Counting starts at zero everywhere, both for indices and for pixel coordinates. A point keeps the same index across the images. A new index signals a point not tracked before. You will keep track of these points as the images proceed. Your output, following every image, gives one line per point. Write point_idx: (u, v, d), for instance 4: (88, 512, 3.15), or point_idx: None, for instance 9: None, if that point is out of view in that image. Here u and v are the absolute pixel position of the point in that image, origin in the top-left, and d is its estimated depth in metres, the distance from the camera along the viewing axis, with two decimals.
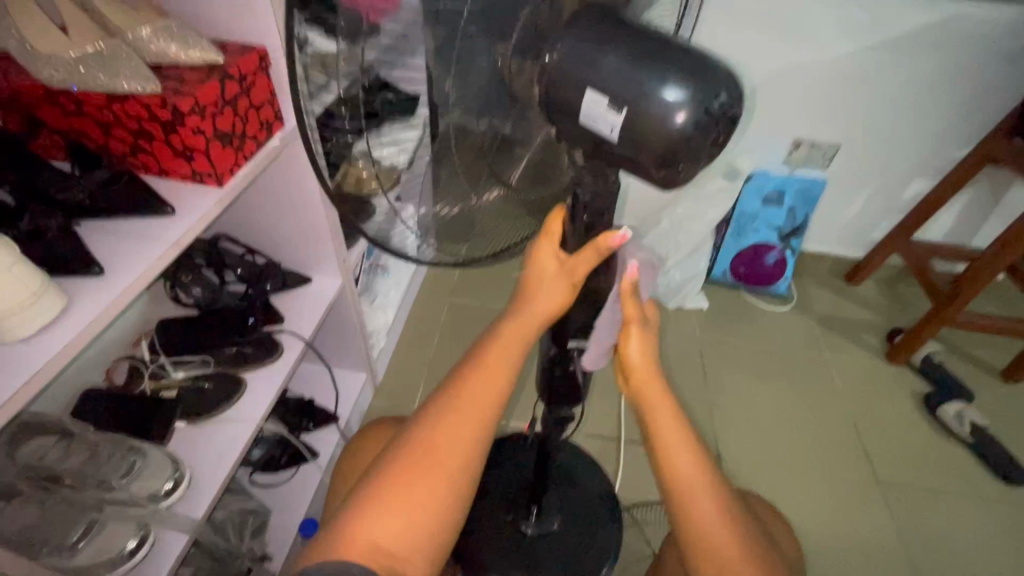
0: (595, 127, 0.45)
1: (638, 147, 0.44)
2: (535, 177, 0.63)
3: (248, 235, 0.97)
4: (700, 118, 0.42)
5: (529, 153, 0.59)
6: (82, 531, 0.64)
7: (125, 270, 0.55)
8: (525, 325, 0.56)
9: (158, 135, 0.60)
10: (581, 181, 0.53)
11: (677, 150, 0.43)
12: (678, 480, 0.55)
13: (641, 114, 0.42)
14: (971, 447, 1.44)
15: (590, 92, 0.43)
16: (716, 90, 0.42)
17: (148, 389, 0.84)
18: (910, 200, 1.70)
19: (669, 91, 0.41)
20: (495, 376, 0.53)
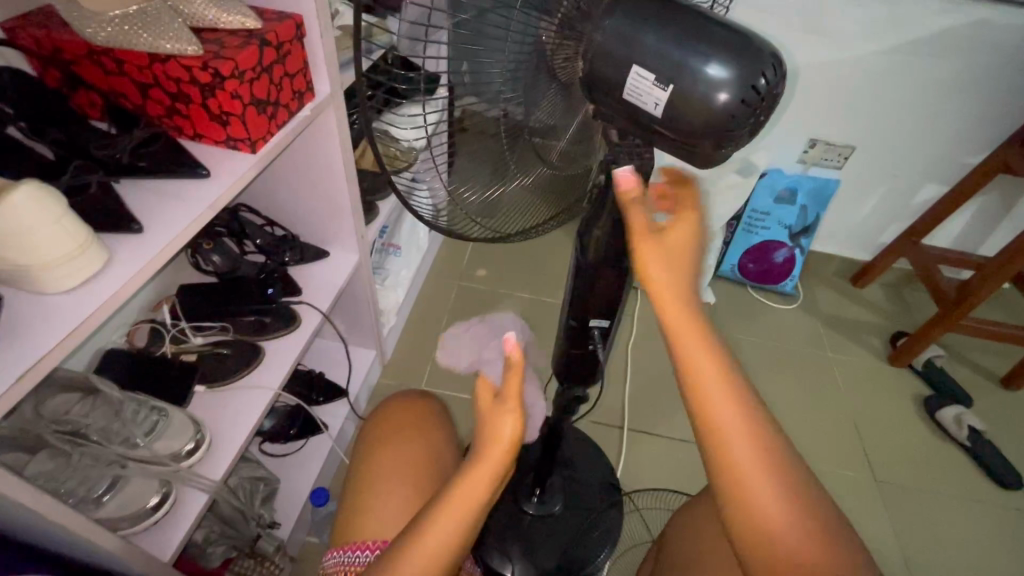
0: (639, 103, 0.45)
1: (679, 126, 0.45)
2: (573, 156, 0.62)
3: (269, 205, 0.97)
4: (744, 97, 0.43)
5: (568, 135, 0.59)
6: (107, 485, 0.65)
7: (162, 228, 0.56)
8: (474, 483, 0.53)
9: (196, 99, 0.61)
10: (618, 159, 0.55)
11: (720, 128, 0.44)
12: (733, 452, 0.48)
13: (687, 92, 0.42)
14: (967, 451, 1.46)
15: (638, 68, 0.43)
16: (759, 70, 0.43)
17: (169, 352, 0.84)
18: (922, 205, 1.70)
19: (714, 69, 0.42)
20: (457, 517, 0.51)
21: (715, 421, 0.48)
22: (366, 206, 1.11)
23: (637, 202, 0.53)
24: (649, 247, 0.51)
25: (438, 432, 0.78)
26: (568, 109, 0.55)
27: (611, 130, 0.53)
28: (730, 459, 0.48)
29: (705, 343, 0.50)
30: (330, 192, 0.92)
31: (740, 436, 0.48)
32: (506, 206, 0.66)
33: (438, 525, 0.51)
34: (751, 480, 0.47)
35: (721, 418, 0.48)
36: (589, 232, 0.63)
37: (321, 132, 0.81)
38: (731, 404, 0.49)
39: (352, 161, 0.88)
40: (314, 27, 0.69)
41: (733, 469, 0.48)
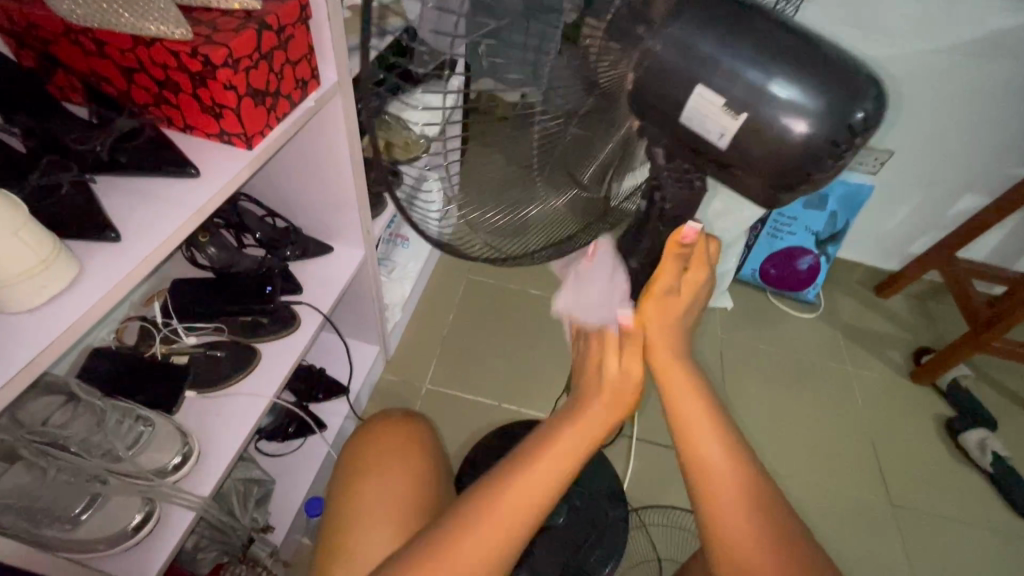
0: (699, 130, 0.40)
1: (748, 159, 0.40)
2: (607, 173, 0.54)
3: (269, 197, 0.91)
4: (834, 135, 0.38)
5: (604, 147, 0.50)
6: (85, 503, 0.61)
7: (142, 236, 0.50)
8: (571, 443, 0.55)
9: (186, 87, 0.55)
10: (662, 185, 0.49)
11: (798, 165, 0.39)
12: (719, 494, 0.53)
13: (764, 122, 0.38)
14: (989, 477, 1.40)
15: (703, 89, 0.38)
16: (854, 105, 0.38)
17: (159, 354, 0.80)
18: (959, 217, 1.61)
19: (798, 98, 0.37)
20: (551, 467, 0.54)
21: (701, 458, 0.54)
22: (373, 198, 1.05)
23: (681, 253, 0.54)
24: (649, 303, 0.58)
25: (430, 458, 0.73)
26: (604, 120, 0.47)
27: (656, 150, 0.46)
28: (717, 499, 0.53)
29: (688, 383, 0.58)
30: (334, 186, 0.85)
31: (726, 472, 0.53)
32: (530, 225, 0.58)
33: (529, 474, 0.54)
34: (741, 520, 0.52)
35: (707, 458, 0.54)
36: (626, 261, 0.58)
37: (326, 122, 0.75)
38: (717, 440, 0.55)
39: (359, 155, 0.81)
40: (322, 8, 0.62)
41: (719, 495, 0.53)
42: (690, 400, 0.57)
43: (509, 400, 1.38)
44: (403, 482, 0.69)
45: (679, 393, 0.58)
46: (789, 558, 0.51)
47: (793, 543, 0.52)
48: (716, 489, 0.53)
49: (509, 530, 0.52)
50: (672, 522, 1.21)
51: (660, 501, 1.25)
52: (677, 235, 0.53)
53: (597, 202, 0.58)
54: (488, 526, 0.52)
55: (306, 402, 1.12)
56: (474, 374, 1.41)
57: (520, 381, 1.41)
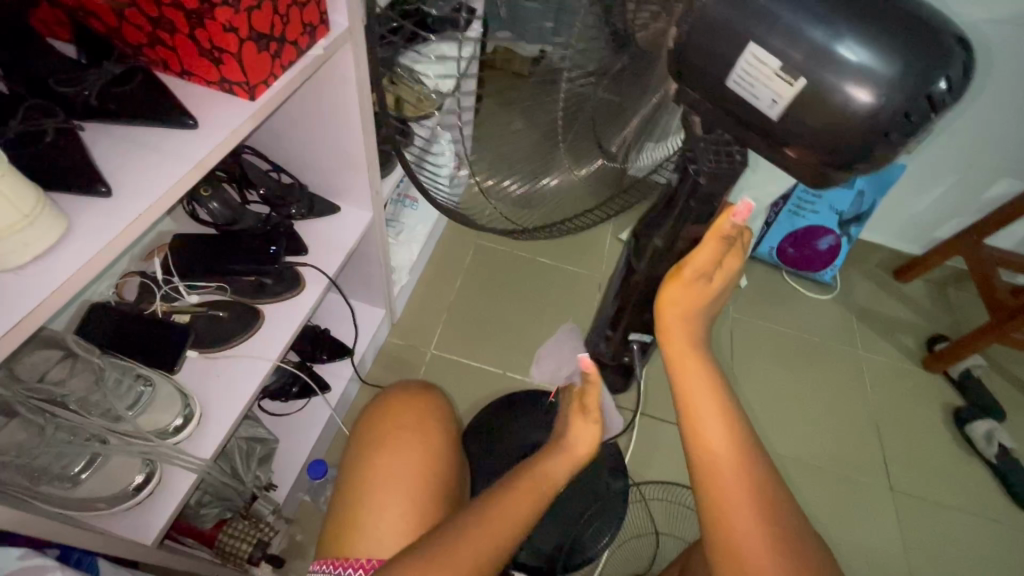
0: (748, 96, 0.35)
1: (801, 135, 0.35)
2: (637, 142, 0.51)
3: (273, 150, 0.87)
4: (912, 107, 0.33)
5: (635, 116, 0.47)
6: (85, 462, 0.61)
7: (135, 192, 0.47)
8: (547, 474, 0.60)
9: (180, 28, 0.50)
10: (698, 159, 0.44)
11: (865, 143, 0.33)
12: (727, 494, 0.50)
13: (824, 92, 0.32)
14: (991, 467, 1.40)
15: (756, 46, 0.33)
16: (937, 74, 0.32)
17: (160, 312, 0.77)
18: (990, 202, 1.54)
19: (866, 63, 0.31)
20: (532, 493, 0.57)
21: (710, 454, 0.52)
22: (383, 156, 1.00)
23: (726, 235, 0.49)
24: (675, 286, 0.54)
25: (441, 437, 0.72)
26: (649, 81, 0.43)
27: (694, 118, 0.41)
28: (724, 498, 0.50)
29: (704, 379, 0.55)
30: (341, 143, 0.81)
31: (735, 471, 0.51)
32: (552, 197, 0.54)
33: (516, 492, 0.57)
34: (751, 521, 0.49)
35: (720, 457, 0.52)
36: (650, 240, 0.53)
37: (336, 74, 0.69)
38: (728, 439, 0.52)
39: (370, 110, 0.76)
40: None
41: (726, 497, 0.50)
42: (705, 396, 0.54)
43: (515, 368, 1.36)
44: (409, 461, 0.68)
45: (692, 382, 0.55)
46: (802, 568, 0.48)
47: (803, 553, 0.49)
48: (724, 487, 0.50)
49: (503, 533, 0.54)
50: (671, 497, 1.21)
51: (661, 476, 1.25)
52: (729, 214, 0.48)
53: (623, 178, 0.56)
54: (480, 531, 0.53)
55: (310, 362, 1.11)
56: (479, 341, 1.39)
57: (526, 350, 1.39)
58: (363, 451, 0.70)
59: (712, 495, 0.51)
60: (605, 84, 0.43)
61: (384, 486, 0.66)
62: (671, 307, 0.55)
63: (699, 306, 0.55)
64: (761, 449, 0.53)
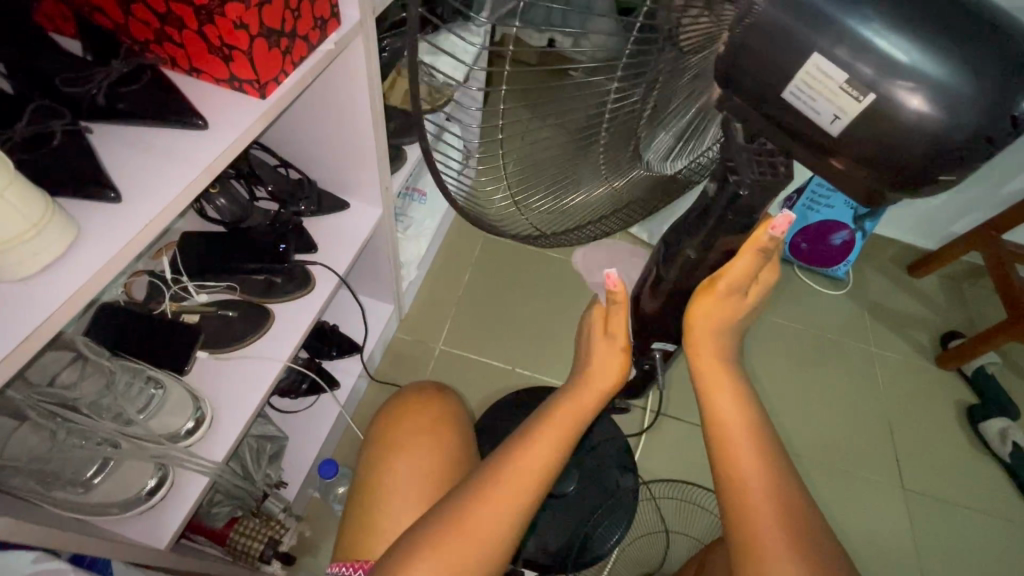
0: (807, 110, 0.33)
1: (861, 152, 0.33)
2: (673, 150, 0.48)
3: (282, 146, 0.85)
4: (991, 129, 0.31)
5: (676, 121, 0.44)
6: (98, 466, 0.60)
7: (144, 197, 0.45)
8: (571, 411, 0.56)
9: (189, 23, 0.48)
10: (741, 171, 0.42)
11: (932, 164, 0.32)
12: (757, 517, 0.50)
13: (889, 109, 0.31)
14: (1005, 466, 1.39)
15: (821, 58, 0.30)
16: (1019, 90, 0.30)
17: (170, 311, 0.76)
18: (1010, 197, 1.52)
19: (942, 81, 0.30)
20: (558, 434, 0.55)
21: (738, 474, 0.51)
22: (394, 151, 0.99)
23: (764, 248, 0.48)
24: (706, 299, 0.52)
25: (459, 441, 0.71)
26: (692, 85, 0.39)
27: (735, 125, 0.39)
28: (752, 517, 0.50)
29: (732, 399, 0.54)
30: (353, 140, 0.79)
31: (762, 490, 0.51)
32: (578, 203, 0.52)
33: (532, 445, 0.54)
34: (779, 538, 0.49)
35: (749, 479, 0.51)
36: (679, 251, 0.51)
37: (348, 68, 0.67)
38: (756, 458, 0.52)
39: (382, 106, 0.75)
40: None
41: (754, 520, 0.50)
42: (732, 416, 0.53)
43: (524, 364, 1.35)
44: (425, 469, 0.67)
45: (721, 402, 0.54)
46: None
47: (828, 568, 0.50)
48: (753, 510, 0.50)
49: (520, 491, 0.52)
50: (682, 495, 1.21)
51: (671, 474, 1.24)
52: (765, 227, 0.47)
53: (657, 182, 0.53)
54: (504, 490, 0.52)
55: (319, 359, 1.11)
56: (488, 337, 1.38)
57: (535, 346, 1.38)
58: (379, 457, 0.69)
59: (740, 514, 0.51)
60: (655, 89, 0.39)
61: (401, 494, 0.65)
62: (701, 324, 0.53)
63: (733, 320, 0.54)
64: (788, 466, 0.53)
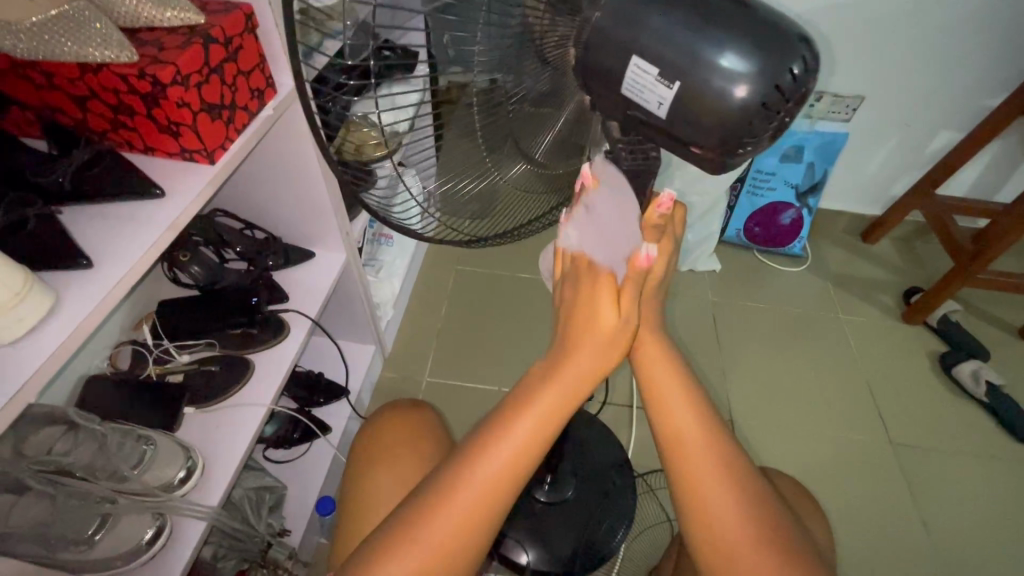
0: (638, 100, 0.38)
1: (690, 128, 0.38)
2: (563, 151, 0.54)
3: (247, 210, 0.94)
4: (768, 98, 0.36)
5: (556, 122, 0.49)
6: (97, 524, 0.63)
7: (114, 261, 0.52)
8: (570, 375, 0.48)
9: (139, 109, 0.55)
10: (618, 158, 0.47)
11: (739, 134, 0.37)
12: (688, 462, 0.56)
13: (698, 89, 0.36)
14: (985, 406, 1.43)
15: (638, 60, 0.37)
16: (789, 61, 0.36)
17: (155, 374, 0.81)
18: (935, 154, 1.64)
19: (729, 61, 0.35)
20: (553, 408, 0.48)
21: (676, 428, 0.57)
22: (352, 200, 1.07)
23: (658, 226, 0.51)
24: None
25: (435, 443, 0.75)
26: (557, 92, 0.45)
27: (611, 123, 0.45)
28: (689, 465, 0.55)
29: (667, 365, 0.60)
30: (308, 196, 0.87)
31: (698, 439, 0.57)
32: (497, 205, 0.59)
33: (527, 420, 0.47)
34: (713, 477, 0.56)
35: (683, 432, 0.57)
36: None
37: (287, 130, 0.76)
38: (689, 411, 0.58)
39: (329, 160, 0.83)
40: (266, 14, 0.64)
41: (689, 469, 0.55)
42: (668, 378, 0.59)
43: (509, 382, 1.40)
44: (405, 476, 0.70)
45: (655, 370, 0.60)
46: (758, 519, 0.54)
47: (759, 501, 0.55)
48: (688, 457, 0.56)
49: (513, 477, 0.47)
50: None
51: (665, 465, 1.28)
52: (653, 207, 0.50)
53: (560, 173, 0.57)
54: (496, 473, 0.46)
55: (308, 407, 1.15)
56: (472, 363, 1.43)
57: (518, 364, 1.43)
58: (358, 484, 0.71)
59: (681, 462, 0.56)
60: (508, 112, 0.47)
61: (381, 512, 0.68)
62: None
63: (651, 295, 0.58)
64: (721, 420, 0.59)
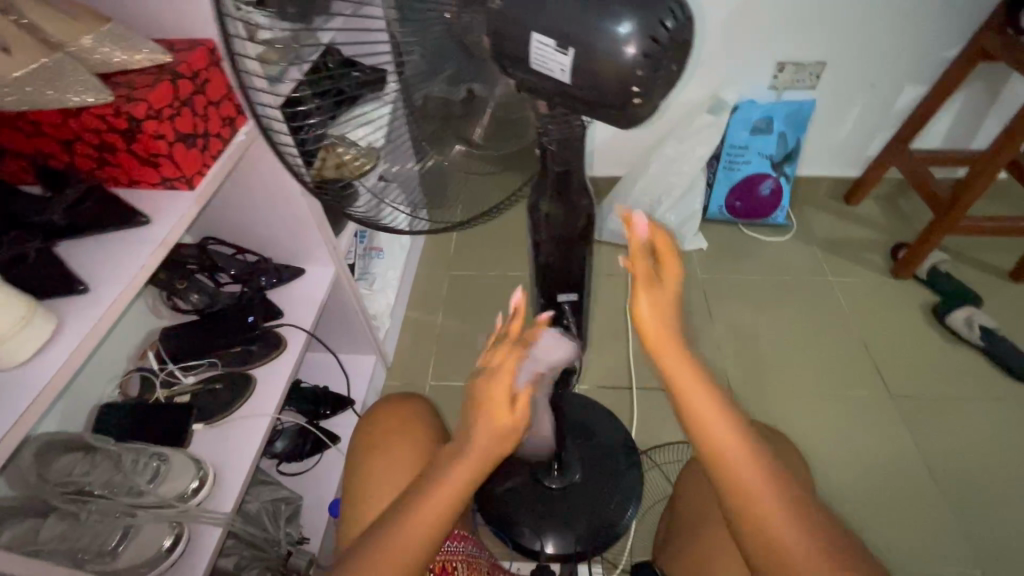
0: (544, 70, 0.42)
1: (593, 88, 0.41)
2: (496, 138, 0.63)
3: (238, 235, 0.99)
4: (649, 49, 0.40)
5: (486, 110, 0.58)
6: (119, 536, 0.68)
7: (107, 284, 0.56)
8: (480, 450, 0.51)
9: (120, 146, 0.61)
10: (546, 130, 0.52)
11: (633, 86, 0.41)
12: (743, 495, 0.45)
13: (591, 52, 0.39)
14: (982, 351, 1.45)
15: (538, 34, 0.41)
16: (661, 15, 0.40)
17: (163, 397, 0.87)
18: (903, 110, 1.67)
19: (610, 22, 0.39)
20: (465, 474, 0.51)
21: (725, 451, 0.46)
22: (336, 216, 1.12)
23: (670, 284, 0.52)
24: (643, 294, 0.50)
25: (427, 432, 0.78)
26: (484, 79, 0.52)
27: (540, 103, 0.49)
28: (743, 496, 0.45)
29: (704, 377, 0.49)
30: (293, 216, 0.94)
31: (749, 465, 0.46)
32: (453, 185, 0.70)
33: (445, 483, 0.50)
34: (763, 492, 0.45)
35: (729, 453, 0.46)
36: (538, 211, 0.59)
37: (262, 155, 0.82)
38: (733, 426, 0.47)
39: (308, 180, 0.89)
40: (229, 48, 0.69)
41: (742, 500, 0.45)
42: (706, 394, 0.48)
43: None
44: (402, 466, 0.74)
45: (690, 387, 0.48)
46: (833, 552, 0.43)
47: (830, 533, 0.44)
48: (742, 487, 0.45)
49: (430, 535, 0.48)
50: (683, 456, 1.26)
51: (669, 441, 1.30)
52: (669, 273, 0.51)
53: (506, 154, 0.65)
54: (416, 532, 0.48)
55: (316, 420, 1.19)
56: (471, 362, 1.47)
57: None
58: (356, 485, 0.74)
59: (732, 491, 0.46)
60: (439, 107, 0.57)
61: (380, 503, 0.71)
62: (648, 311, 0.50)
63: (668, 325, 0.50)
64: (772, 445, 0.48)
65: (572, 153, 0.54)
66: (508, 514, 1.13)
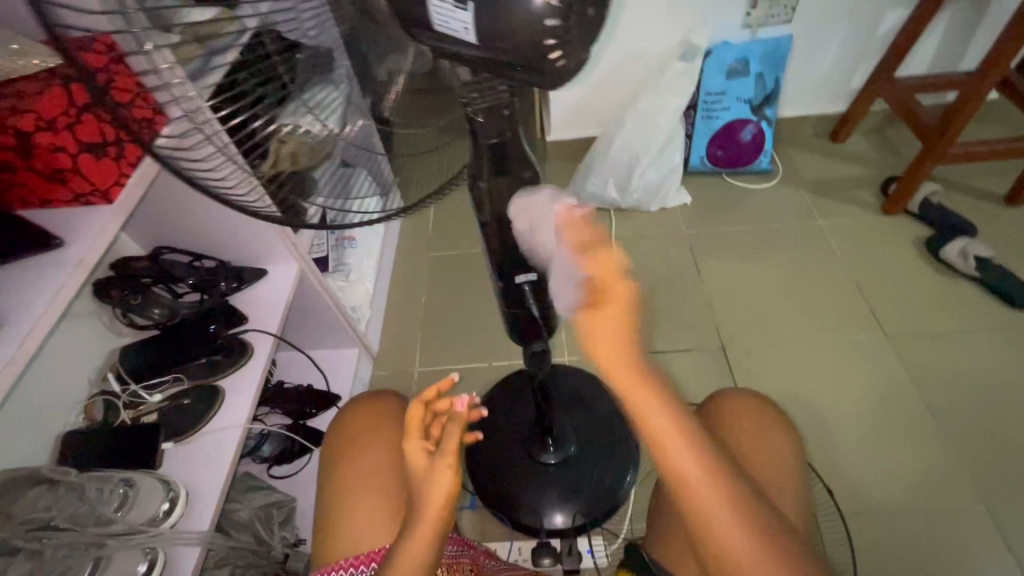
0: (447, 31, 0.37)
1: (504, 47, 0.36)
2: (418, 112, 0.58)
3: (191, 240, 0.95)
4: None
5: (402, 80, 0.54)
6: (90, 569, 0.65)
7: (22, 316, 0.53)
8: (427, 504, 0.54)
9: (21, 163, 0.57)
10: (471, 100, 0.49)
11: (548, 41, 0.36)
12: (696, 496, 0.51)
13: (493, 5, 0.34)
14: (978, 281, 1.41)
15: None
16: None
17: (129, 418, 0.84)
18: (887, 36, 1.58)
19: None
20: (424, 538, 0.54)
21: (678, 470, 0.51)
22: None
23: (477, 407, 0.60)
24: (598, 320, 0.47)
25: (402, 431, 0.75)
26: (392, 45, 0.48)
27: (458, 69, 0.46)
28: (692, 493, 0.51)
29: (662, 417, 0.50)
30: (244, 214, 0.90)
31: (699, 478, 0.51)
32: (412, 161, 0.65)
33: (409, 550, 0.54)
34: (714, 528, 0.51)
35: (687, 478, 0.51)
36: (479, 186, 0.58)
37: None
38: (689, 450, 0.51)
39: None
40: None
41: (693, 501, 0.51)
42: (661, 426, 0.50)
43: (498, 355, 1.40)
44: (380, 469, 0.71)
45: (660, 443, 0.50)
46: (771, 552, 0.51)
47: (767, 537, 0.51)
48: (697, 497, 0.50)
49: None
50: None
51: None
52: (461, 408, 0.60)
53: (438, 125, 0.60)
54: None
55: (302, 420, 1.17)
56: (459, 344, 1.44)
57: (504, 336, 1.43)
58: (334, 496, 0.70)
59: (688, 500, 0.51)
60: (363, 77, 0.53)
61: (359, 509, 0.69)
62: (604, 342, 0.48)
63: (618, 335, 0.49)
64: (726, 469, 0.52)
65: (504, 123, 0.52)
66: (507, 494, 1.12)
